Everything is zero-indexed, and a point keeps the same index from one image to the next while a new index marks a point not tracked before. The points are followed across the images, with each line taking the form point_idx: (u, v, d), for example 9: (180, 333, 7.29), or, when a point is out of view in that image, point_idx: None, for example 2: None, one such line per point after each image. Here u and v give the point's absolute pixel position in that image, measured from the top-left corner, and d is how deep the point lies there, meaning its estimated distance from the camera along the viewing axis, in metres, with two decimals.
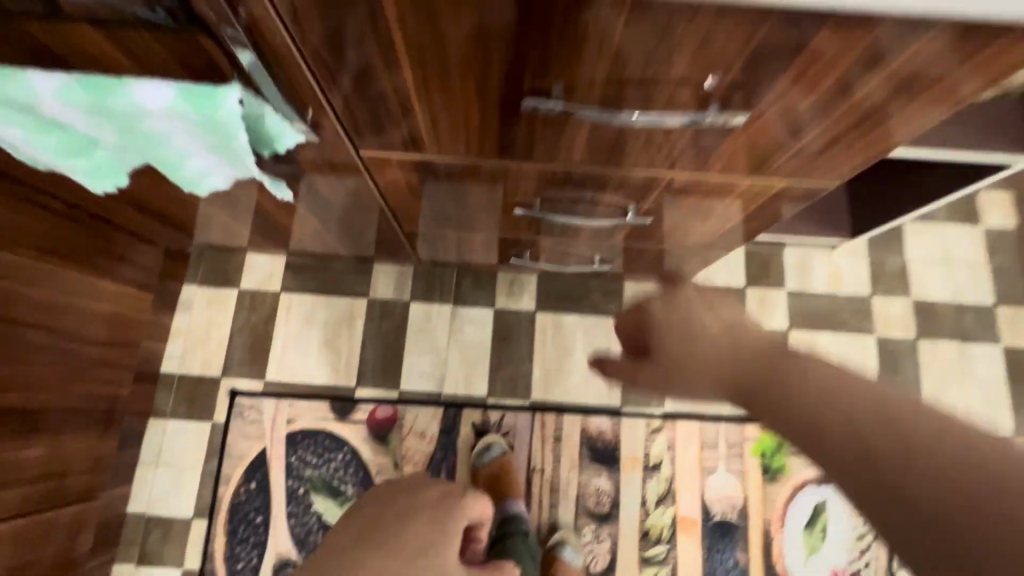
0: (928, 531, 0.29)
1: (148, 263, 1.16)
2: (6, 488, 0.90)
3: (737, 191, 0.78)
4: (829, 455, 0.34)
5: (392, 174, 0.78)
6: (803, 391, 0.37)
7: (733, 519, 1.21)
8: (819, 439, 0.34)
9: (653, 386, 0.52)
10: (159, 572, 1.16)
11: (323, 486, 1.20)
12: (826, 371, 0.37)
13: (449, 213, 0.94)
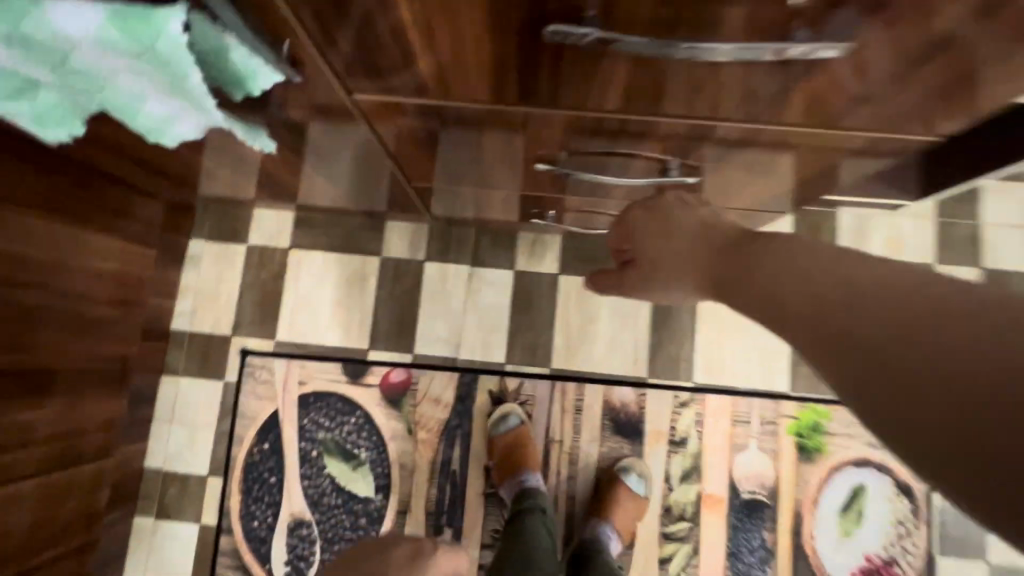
0: (872, 367, 0.31)
1: (149, 217, 1.10)
2: (19, 448, 0.88)
3: (803, 147, 0.66)
4: (793, 318, 0.37)
5: (396, 121, 0.68)
6: (775, 270, 0.40)
7: (762, 498, 1.15)
8: (785, 308, 0.38)
9: (636, 290, 0.61)
10: (178, 526, 1.17)
11: (336, 450, 1.17)
12: (799, 251, 0.40)
13: (464, 167, 0.84)
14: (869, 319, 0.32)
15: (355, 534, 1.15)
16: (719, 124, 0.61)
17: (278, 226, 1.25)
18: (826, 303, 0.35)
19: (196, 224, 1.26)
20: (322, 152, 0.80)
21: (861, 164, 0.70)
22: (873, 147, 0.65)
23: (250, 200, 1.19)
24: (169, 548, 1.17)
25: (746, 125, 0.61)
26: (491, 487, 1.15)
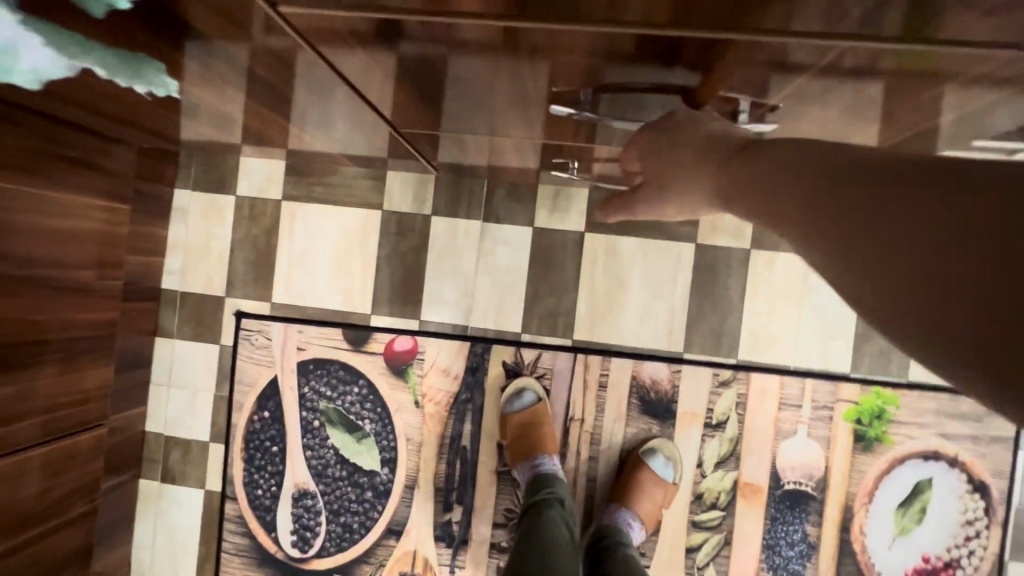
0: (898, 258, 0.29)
1: (120, 166, 0.98)
2: (14, 423, 0.84)
3: (931, 83, 0.47)
4: (809, 220, 0.34)
5: (374, 53, 0.51)
6: (786, 170, 0.38)
7: (808, 489, 1.02)
8: (798, 207, 0.35)
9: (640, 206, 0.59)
10: (183, 490, 1.14)
11: (339, 421, 1.09)
12: (810, 150, 0.38)
13: (463, 109, 0.66)
14: (916, 205, 0.29)
15: (360, 507, 1.09)
16: (819, 50, 0.42)
17: (269, 174, 1.11)
18: (863, 194, 0.32)
19: (180, 172, 1.13)
20: (285, 90, 0.64)
21: (1005, 109, 0.51)
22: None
23: (234, 145, 1.04)
24: (177, 511, 1.14)
25: (858, 53, 0.42)
26: (505, 465, 1.06)
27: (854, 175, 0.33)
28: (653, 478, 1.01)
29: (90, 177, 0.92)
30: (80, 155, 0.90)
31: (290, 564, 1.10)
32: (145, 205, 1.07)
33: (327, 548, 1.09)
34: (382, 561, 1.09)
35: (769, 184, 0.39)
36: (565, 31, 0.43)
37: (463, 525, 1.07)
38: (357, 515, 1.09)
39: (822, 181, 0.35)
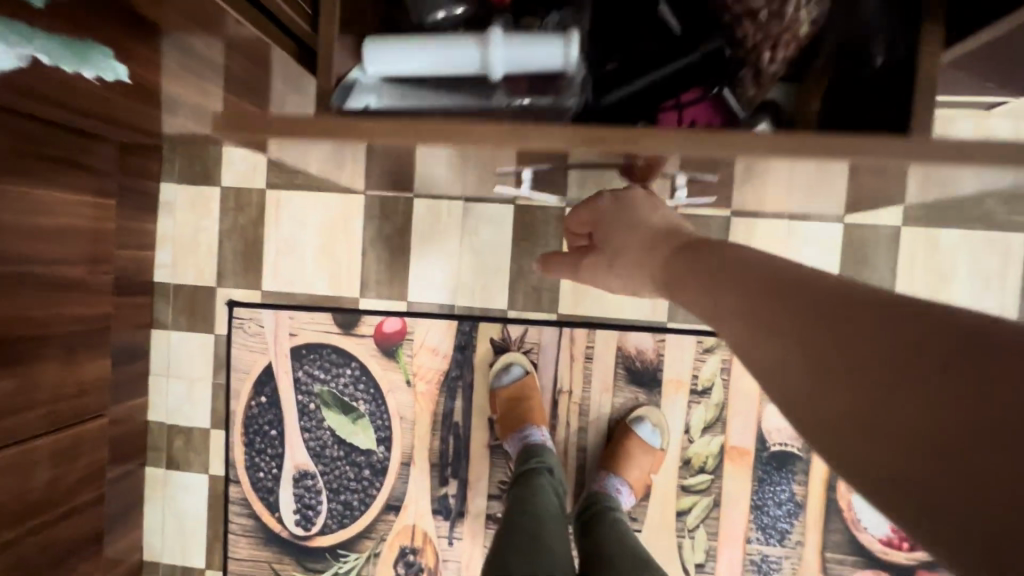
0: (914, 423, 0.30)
1: (103, 163, 1.00)
2: (14, 416, 0.87)
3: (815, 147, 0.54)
4: (822, 368, 0.35)
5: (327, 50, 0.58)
6: (794, 311, 0.39)
7: (794, 450, 1.04)
8: (809, 352, 0.36)
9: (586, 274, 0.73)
10: (188, 476, 1.18)
11: (334, 403, 1.12)
12: (812, 291, 0.39)
13: None
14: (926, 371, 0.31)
15: (359, 484, 1.12)
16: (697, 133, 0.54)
17: (252, 164, 1.12)
18: (875, 350, 0.33)
19: (165, 166, 1.15)
20: (250, 77, 0.65)
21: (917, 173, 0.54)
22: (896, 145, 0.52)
23: (215, 137, 1.05)
24: (183, 496, 1.18)
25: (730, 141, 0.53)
26: (497, 439, 1.09)
27: (826, 318, 0.36)
28: (643, 443, 1.03)
29: (74, 175, 0.94)
30: (64, 154, 0.92)
31: (294, 542, 1.14)
32: (131, 200, 1.09)
33: (329, 526, 1.13)
34: (383, 535, 1.12)
35: (773, 320, 0.40)
36: (496, 133, 0.56)
37: (459, 498, 1.10)
38: (357, 492, 1.12)
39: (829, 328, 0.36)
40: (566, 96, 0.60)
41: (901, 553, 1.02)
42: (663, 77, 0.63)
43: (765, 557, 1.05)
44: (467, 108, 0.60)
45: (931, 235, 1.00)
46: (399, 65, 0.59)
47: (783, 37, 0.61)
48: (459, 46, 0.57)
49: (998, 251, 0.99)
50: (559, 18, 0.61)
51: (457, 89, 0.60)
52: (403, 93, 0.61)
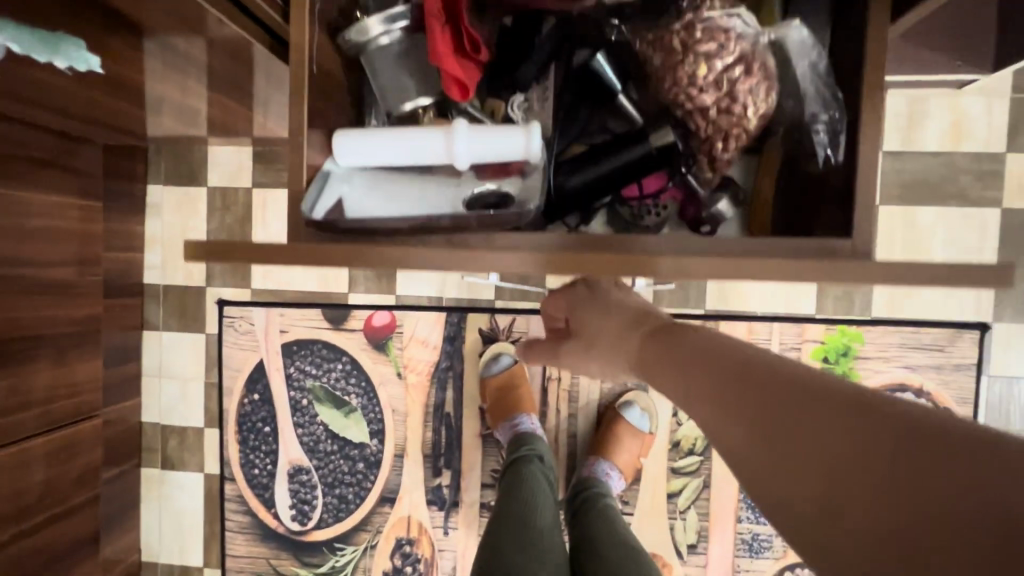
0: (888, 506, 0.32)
1: (89, 166, 1.01)
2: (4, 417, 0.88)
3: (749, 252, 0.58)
4: (793, 454, 0.37)
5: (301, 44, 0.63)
6: (756, 394, 0.40)
7: None
8: (778, 438, 0.38)
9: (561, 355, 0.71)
10: (183, 476, 1.19)
11: (326, 398, 1.13)
12: (770, 371, 0.41)
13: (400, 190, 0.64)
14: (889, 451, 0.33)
15: (354, 478, 1.13)
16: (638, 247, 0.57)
17: (237, 163, 1.13)
18: (839, 432, 0.35)
19: (151, 168, 1.15)
20: None
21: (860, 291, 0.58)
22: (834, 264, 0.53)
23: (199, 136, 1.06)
24: (179, 495, 1.19)
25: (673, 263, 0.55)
26: (488, 429, 1.10)
27: (790, 399, 0.38)
28: (632, 427, 1.05)
29: (59, 178, 0.95)
30: (49, 159, 0.93)
31: (291, 537, 1.15)
32: (118, 202, 1.10)
33: (325, 520, 1.14)
34: (379, 527, 1.13)
35: (740, 403, 0.41)
36: (453, 258, 0.56)
37: (453, 488, 1.12)
38: (351, 486, 1.13)
39: (795, 411, 0.38)
40: (528, 188, 0.63)
41: None
42: (616, 168, 0.68)
43: (756, 535, 1.06)
44: (436, 204, 0.61)
45: (908, 212, 1.01)
46: (366, 157, 0.62)
47: (732, 129, 0.64)
48: (423, 139, 0.61)
49: (974, 226, 1.00)
50: (525, 97, 0.70)
51: (424, 182, 0.63)
52: (372, 184, 0.63)
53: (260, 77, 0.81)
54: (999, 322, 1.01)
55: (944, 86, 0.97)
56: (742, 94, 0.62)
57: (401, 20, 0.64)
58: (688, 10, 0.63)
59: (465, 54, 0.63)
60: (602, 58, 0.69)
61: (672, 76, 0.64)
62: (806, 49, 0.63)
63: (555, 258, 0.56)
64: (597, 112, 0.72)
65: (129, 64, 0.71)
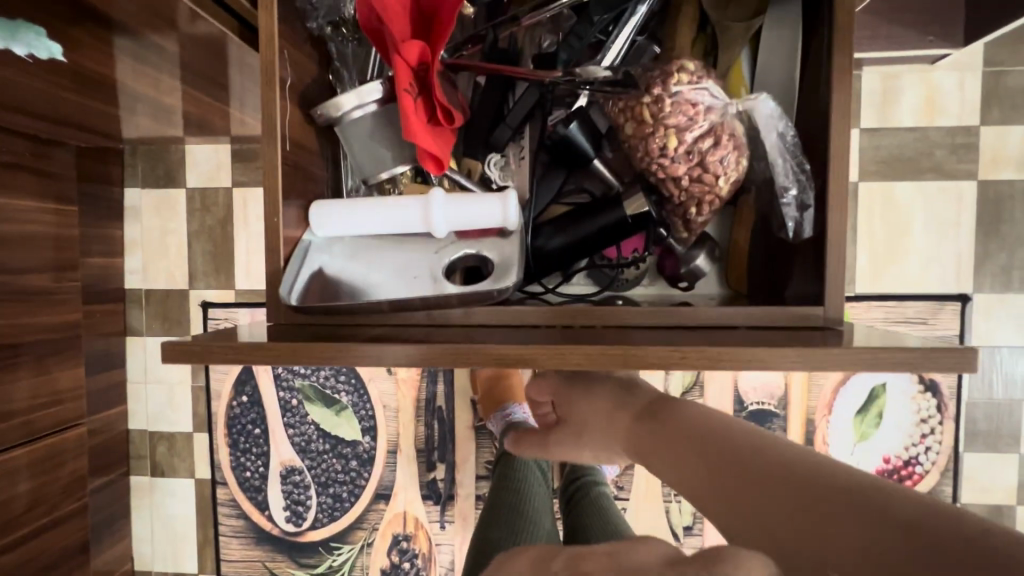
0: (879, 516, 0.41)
1: (62, 169, 1.01)
2: None
3: (744, 338, 0.50)
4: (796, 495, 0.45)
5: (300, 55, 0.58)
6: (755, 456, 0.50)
7: (772, 409, 1.05)
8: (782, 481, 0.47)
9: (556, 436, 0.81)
10: (173, 482, 1.17)
11: (316, 397, 1.11)
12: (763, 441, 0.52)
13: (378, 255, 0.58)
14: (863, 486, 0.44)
15: (347, 476, 1.12)
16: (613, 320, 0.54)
17: (214, 162, 1.11)
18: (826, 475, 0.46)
19: (128, 170, 1.13)
20: None
21: (836, 327, 0.53)
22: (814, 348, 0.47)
23: (175, 134, 1.04)
24: (170, 502, 1.17)
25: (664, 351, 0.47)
26: (481, 420, 1.10)
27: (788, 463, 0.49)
28: None
29: (30, 183, 0.96)
30: (16, 159, 0.93)
31: (285, 539, 1.14)
32: (94, 206, 1.08)
33: (320, 520, 1.13)
34: (375, 524, 1.12)
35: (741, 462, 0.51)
36: (426, 349, 0.48)
37: (448, 482, 1.11)
38: (345, 484, 1.12)
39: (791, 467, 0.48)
40: (510, 251, 0.56)
41: None
42: (594, 232, 0.60)
43: None
44: (413, 277, 0.55)
45: (887, 187, 1.02)
46: (342, 229, 0.58)
47: (705, 198, 0.58)
48: (395, 207, 0.57)
49: (951, 197, 1.02)
50: (501, 157, 0.63)
51: (403, 251, 0.57)
52: (350, 252, 0.57)
53: (233, 70, 0.79)
54: (980, 292, 1.02)
55: (918, 61, 0.99)
56: (714, 164, 0.56)
57: (374, 94, 0.58)
58: (656, 82, 0.57)
59: (438, 124, 0.56)
60: (576, 127, 0.61)
61: (642, 146, 0.58)
62: (775, 121, 0.57)
63: (535, 350, 0.48)
64: (571, 174, 0.65)
65: (97, 66, 0.71)
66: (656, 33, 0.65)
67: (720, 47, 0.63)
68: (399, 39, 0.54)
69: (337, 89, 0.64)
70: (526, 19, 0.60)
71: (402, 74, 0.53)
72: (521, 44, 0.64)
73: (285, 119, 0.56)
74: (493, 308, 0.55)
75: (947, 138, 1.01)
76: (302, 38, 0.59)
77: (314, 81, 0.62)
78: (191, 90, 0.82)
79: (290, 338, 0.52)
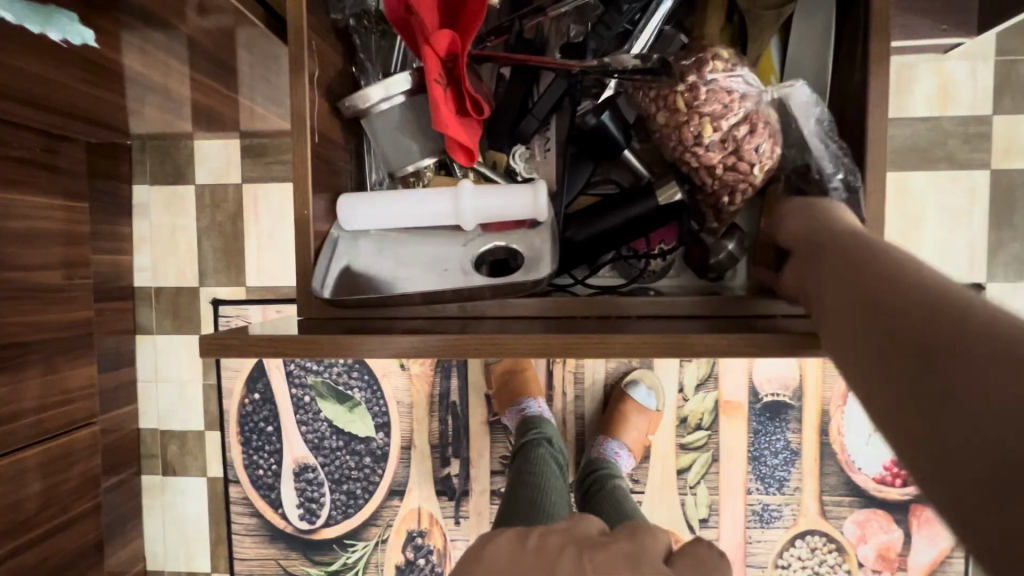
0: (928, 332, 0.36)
1: (70, 164, 1.00)
2: None
3: (784, 327, 0.50)
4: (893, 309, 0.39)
5: (327, 48, 0.58)
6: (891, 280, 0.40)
7: (787, 400, 1.05)
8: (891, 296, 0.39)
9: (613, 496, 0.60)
10: (185, 481, 1.16)
11: (329, 393, 1.11)
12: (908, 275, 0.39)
13: (410, 247, 0.57)
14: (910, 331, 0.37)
15: (361, 473, 1.11)
16: (646, 311, 0.55)
17: (224, 159, 1.10)
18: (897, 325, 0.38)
19: (137, 167, 1.12)
20: None
21: None
22: None
23: (185, 129, 1.04)
24: (182, 500, 1.17)
25: (708, 341, 0.47)
26: (495, 415, 1.09)
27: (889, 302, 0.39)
28: (642, 402, 1.05)
29: (41, 178, 0.95)
30: (28, 155, 0.93)
31: (299, 536, 1.13)
32: (102, 203, 1.07)
33: (333, 517, 1.12)
34: (389, 521, 1.12)
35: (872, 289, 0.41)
36: (464, 341, 0.48)
37: (463, 477, 1.10)
38: (359, 481, 1.11)
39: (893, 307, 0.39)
40: (540, 242, 0.56)
41: (894, 490, 1.04)
42: (625, 222, 0.60)
43: (766, 506, 1.07)
44: (447, 267, 0.55)
45: (901, 177, 1.02)
46: (370, 220, 0.57)
47: (738, 186, 0.58)
48: (426, 198, 0.56)
49: (965, 188, 1.02)
50: (527, 147, 0.63)
51: (433, 243, 0.57)
52: (378, 247, 0.57)
53: (249, 62, 0.79)
54: (993, 282, 1.02)
55: (929, 51, 0.99)
56: (749, 152, 0.56)
57: (402, 85, 0.57)
58: (690, 70, 0.56)
59: (467, 115, 0.56)
60: (607, 117, 0.62)
61: (676, 135, 0.58)
62: (810, 108, 0.57)
63: (575, 341, 0.47)
64: (600, 164, 0.65)
65: (110, 57, 0.70)
66: (683, 23, 0.64)
67: (749, 35, 0.62)
68: (430, 28, 0.53)
69: (359, 81, 0.64)
70: (551, 10, 0.60)
71: (431, 66, 0.53)
72: (547, 34, 0.63)
73: (314, 112, 0.55)
74: (526, 300, 0.56)
75: (960, 127, 1.01)
76: (326, 28, 0.58)
77: (337, 73, 0.61)
78: (203, 81, 0.82)
79: (325, 332, 0.51)
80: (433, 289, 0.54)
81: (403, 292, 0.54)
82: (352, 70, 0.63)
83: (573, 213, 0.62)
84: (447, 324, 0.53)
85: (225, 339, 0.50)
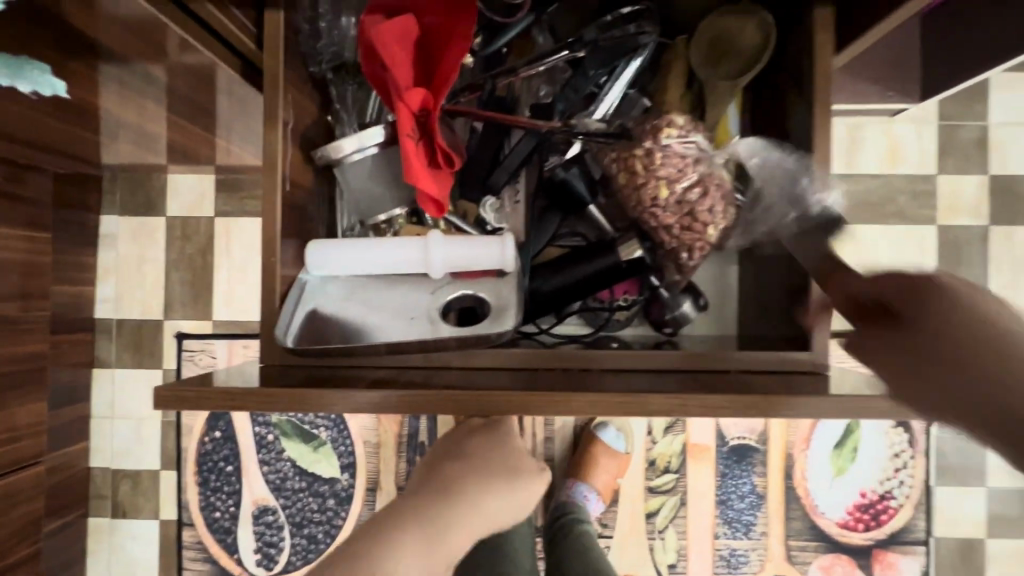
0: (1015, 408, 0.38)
1: (36, 194, 0.98)
2: None
3: (741, 386, 0.52)
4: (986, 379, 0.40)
5: (302, 98, 0.60)
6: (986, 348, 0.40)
7: (752, 443, 1.06)
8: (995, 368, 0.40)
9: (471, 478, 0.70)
10: (136, 524, 1.10)
11: (294, 432, 1.08)
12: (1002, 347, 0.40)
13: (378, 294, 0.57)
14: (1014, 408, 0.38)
15: (323, 515, 1.07)
16: (609, 363, 0.56)
17: (198, 192, 1.09)
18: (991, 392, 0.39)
19: (107, 197, 1.11)
20: None
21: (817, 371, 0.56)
22: (799, 395, 0.50)
23: (159, 163, 1.03)
24: (130, 545, 1.11)
25: (666, 400, 0.48)
26: None
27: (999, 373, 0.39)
28: (610, 444, 1.05)
29: (6, 208, 0.93)
30: None
31: None
32: (68, 233, 1.05)
33: (293, 563, 1.08)
34: None
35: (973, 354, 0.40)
36: (428, 397, 0.48)
37: None
38: (321, 524, 1.08)
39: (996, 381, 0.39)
40: (507, 291, 0.57)
41: (857, 534, 1.06)
42: (590, 274, 0.62)
43: (733, 551, 1.07)
44: (415, 315, 0.56)
45: (854, 231, 1.08)
46: (338, 268, 0.57)
47: (695, 245, 0.60)
48: (397, 248, 0.57)
49: (915, 241, 1.08)
50: (497, 199, 0.65)
51: (400, 290, 0.58)
52: (347, 294, 0.57)
53: (226, 102, 0.80)
54: None
55: (879, 114, 1.06)
56: (703, 213, 0.59)
57: (374, 138, 0.59)
58: (648, 136, 0.59)
59: (438, 168, 0.57)
60: (575, 172, 0.65)
61: (635, 196, 0.60)
62: (757, 148, 0.63)
63: (536, 399, 0.48)
64: (566, 217, 0.68)
65: (85, 95, 0.71)
66: (646, 88, 0.68)
67: (708, 101, 0.65)
68: (403, 86, 0.55)
69: (335, 129, 0.65)
70: (523, 71, 0.63)
71: (405, 122, 0.55)
72: (518, 93, 0.66)
73: (286, 160, 0.56)
74: (492, 351, 0.56)
75: (908, 185, 1.07)
76: (303, 79, 0.60)
77: (312, 122, 0.62)
78: (179, 119, 0.82)
79: (286, 383, 0.51)
80: (401, 338, 0.54)
81: (369, 340, 0.55)
82: (328, 118, 0.65)
83: (541, 264, 0.64)
84: (413, 375, 0.53)
85: (181, 391, 0.49)
